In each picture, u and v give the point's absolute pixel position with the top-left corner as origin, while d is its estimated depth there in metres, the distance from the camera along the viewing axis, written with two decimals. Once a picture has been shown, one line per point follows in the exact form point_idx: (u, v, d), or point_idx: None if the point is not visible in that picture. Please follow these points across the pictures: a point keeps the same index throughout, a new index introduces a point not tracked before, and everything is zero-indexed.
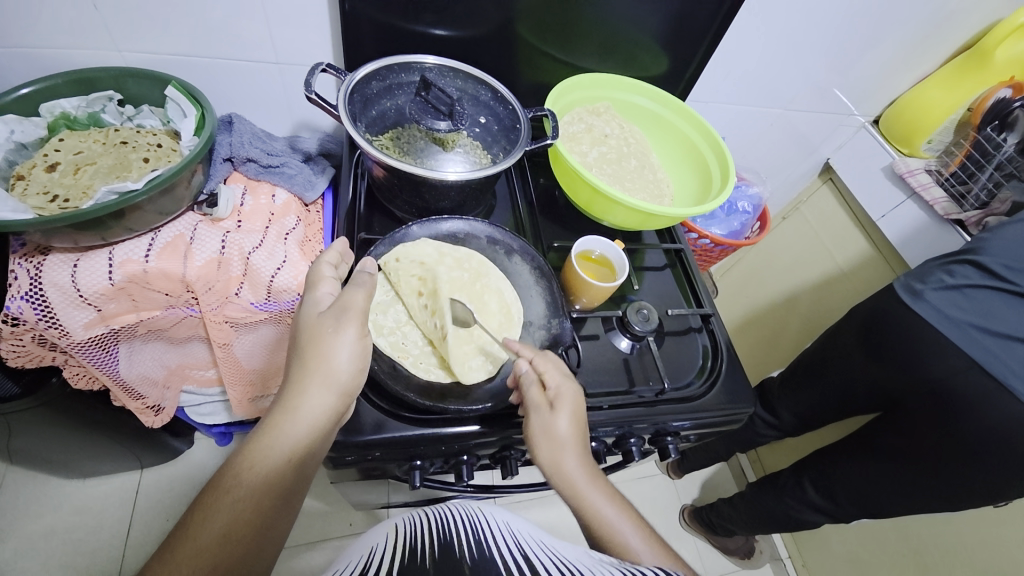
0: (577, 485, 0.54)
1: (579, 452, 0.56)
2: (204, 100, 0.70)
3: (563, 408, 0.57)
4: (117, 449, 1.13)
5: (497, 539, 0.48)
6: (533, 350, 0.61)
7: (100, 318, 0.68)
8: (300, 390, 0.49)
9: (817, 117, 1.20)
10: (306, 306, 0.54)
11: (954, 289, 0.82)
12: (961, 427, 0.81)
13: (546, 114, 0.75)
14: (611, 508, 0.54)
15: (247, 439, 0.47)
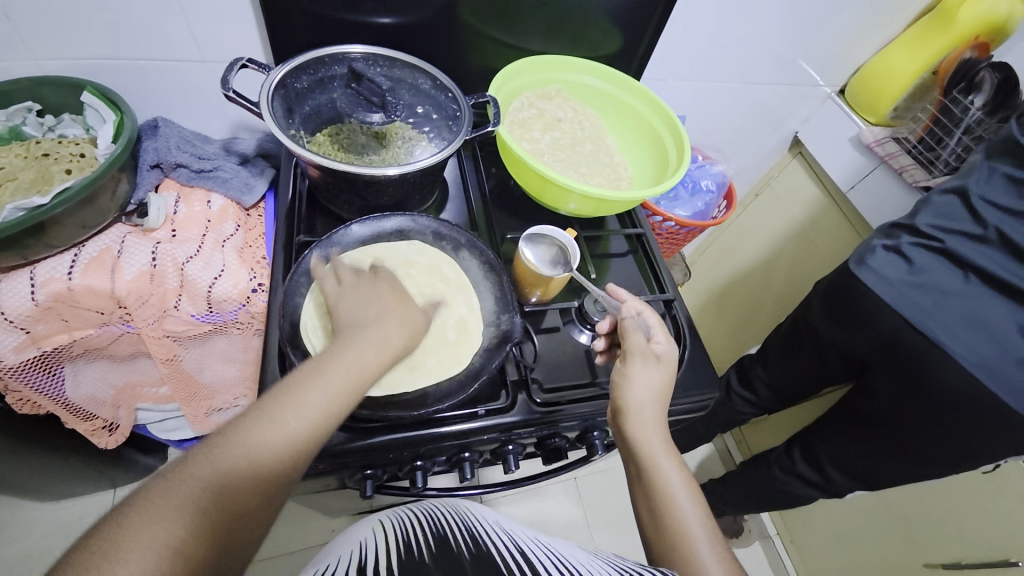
0: (654, 449, 0.56)
1: (660, 417, 0.58)
2: (122, 104, 0.67)
3: (661, 366, 0.60)
4: (82, 471, 1.10)
5: (493, 534, 0.46)
6: (638, 303, 0.67)
7: (30, 341, 0.65)
8: (312, 381, 0.44)
9: (781, 88, 1.17)
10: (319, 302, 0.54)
11: (895, 253, 0.81)
12: (926, 390, 0.78)
13: (488, 100, 0.71)
14: (680, 480, 0.55)
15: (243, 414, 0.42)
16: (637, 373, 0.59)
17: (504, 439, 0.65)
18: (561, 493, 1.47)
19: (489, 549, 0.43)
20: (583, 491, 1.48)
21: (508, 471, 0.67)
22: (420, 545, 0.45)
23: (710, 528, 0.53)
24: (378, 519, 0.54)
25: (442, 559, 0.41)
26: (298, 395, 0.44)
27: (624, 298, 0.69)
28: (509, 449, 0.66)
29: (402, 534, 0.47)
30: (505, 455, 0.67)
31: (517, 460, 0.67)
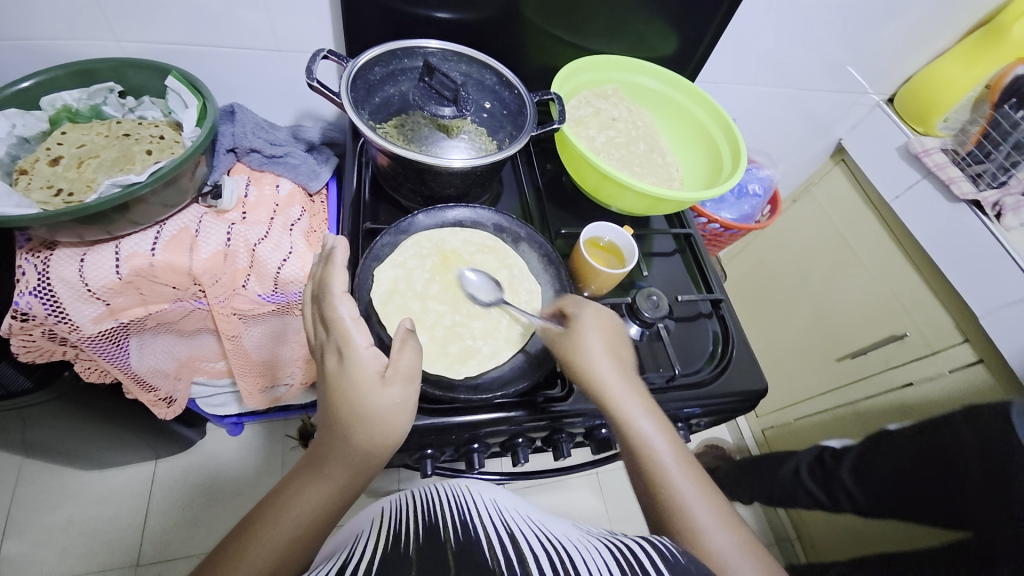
0: (612, 394, 0.54)
1: (614, 363, 0.56)
2: (205, 90, 0.69)
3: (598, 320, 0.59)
4: (130, 440, 1.14)
5: (485, 520, 0.46)
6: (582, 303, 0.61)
7: (109, 312, 0.68)
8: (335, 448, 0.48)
9: (829, 96, 1.18)
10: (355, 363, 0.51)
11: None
12: None
13: (553, 98, 0.73)
14: (647, 422, 0.53)
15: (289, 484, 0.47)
16: (587, 334, 0.58)
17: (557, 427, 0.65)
18: (582, 487, 1.49)
19: (478, 536, 0.42)
20: (605, 487, 1.49)
21: (558, 457, 0.68)
22: (409, 536, 0.43)
23: (682, 461, 0.51)
24: (378, 509, 0.53)
25: (425, 551, 0.39)
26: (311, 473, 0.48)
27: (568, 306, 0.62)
28: (560, 437, 0.67)
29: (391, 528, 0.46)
30: (557, 441, 0.68)
31: (568, 447, 0.69)
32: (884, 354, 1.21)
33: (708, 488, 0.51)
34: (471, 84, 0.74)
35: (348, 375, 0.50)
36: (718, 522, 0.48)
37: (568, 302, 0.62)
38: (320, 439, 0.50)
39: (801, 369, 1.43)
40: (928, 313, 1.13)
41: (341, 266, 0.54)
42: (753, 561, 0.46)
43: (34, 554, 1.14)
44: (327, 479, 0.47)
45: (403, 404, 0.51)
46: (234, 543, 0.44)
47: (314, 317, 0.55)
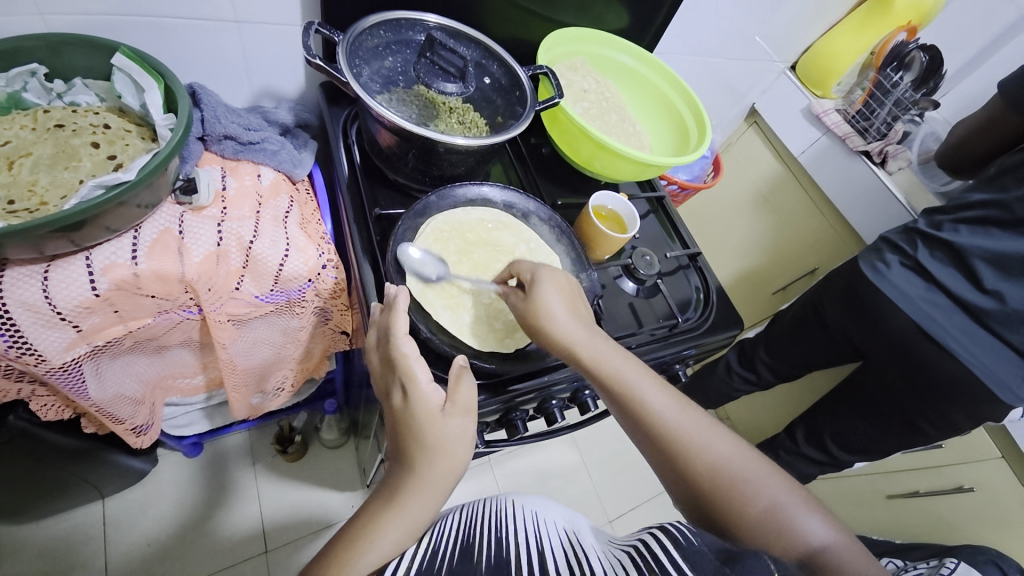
0: (620, 376, 0.54)
1: (610, 346, 0.56)
2: (166, 70, 0.60)
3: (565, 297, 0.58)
4: (75, 483, 0.99)
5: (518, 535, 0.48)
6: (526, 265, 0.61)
7: (81, 337, 0.59)
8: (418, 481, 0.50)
9: (747, 65, 1.33)
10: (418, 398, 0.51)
11: (911, 270, 0.95)
12: (932, 375, 0.95)
13: (545, 72, 0.75)
14: (659, 398, 0.53)
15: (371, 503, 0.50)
16: (548, 294, 0.58)
17: (578, 386, 0.70)
18: (559, 443, 1.59)
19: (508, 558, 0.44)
20: (579, 440, 1.61)
21: (586, 411, 0.74)
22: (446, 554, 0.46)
23: (703, 427, 0.52)
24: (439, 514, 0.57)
25: None
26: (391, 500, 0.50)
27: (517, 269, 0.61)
28: (585, 394, 0.73)
29: (429, 561, 0.46)
30: (583, 399, 0.73)
31: (592, 401, 0.74)
32: (800, 287, 1.43)
33: (691, 408, 0.54)
34: (478, 69, 0.74)
35: (414, 414, 0.51)
36: (713, 436, 0.52)
37: (522, 268, 0.61)
38: (394, 470, 0.52)
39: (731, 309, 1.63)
40: (832, 249, 1.36)
41: (402, 311, 0.54)
42: (754, 463, 0.51)
43: None
44: (411, 506, 0.49)
45: (464, 435, 0.52)
46: (325, 558, 0.47)
47: (376, 356, 0.56)
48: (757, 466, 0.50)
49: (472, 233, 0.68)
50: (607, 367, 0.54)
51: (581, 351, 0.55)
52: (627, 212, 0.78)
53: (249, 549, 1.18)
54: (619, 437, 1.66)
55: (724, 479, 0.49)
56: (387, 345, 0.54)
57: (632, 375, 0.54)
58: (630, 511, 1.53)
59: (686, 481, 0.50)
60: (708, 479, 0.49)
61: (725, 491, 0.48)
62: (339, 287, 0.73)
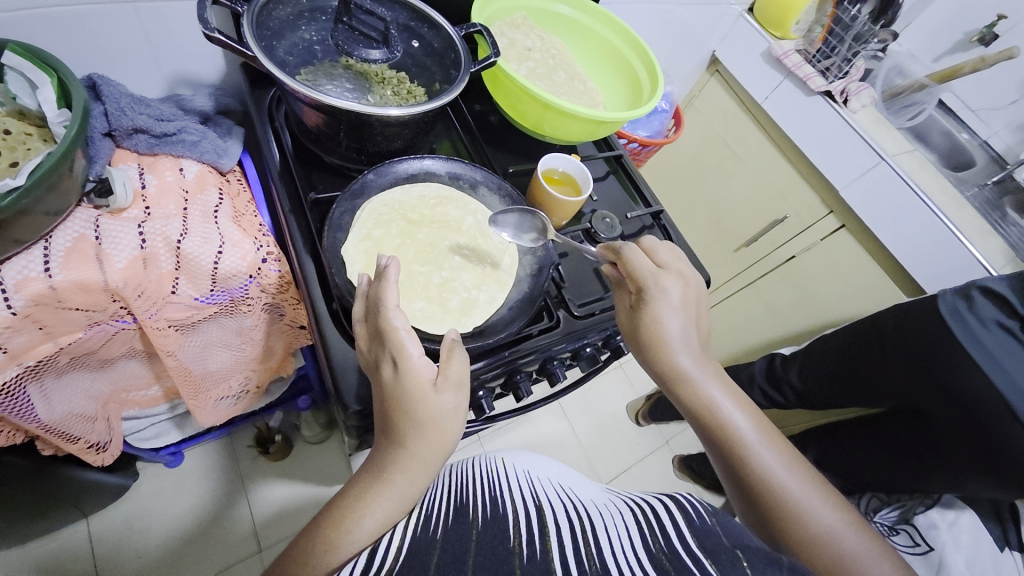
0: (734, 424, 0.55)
1: (727, 389, 0.57)
2: (57, 63, 0.54)
3: (684, 315, 0.58)
4: (51, 507, 0.96)
5: (517, 493, 0.49)
6: (653, 269, 0.60)
7: (10, 359, 0.55)
8: (408, 454, 0.48)
9: (701, 11, 1.28)
10: (405, 374, 0.50)
11: (997, 323, 0.90)
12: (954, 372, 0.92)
13: (479, 29, 0.69)
14: (768, 452, 0.54)
15: (361, 479, 0.48)
16: (665, 312, 0.57)
17: (546, 356, 0.68)
18: (548, 414, 1.60)
19: (505, 512, 0.46)
20: (567, 409, 1.62)
21: (555, 382, 0.72)
22: (440, 512, 0.47)
23: (809, 488, 0.53)
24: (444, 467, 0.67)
25: (451, 530, 0.43)
26: (382, 477, 0.48)
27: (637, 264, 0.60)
28: (554, 364, 0.70)
29: (423, 523, 0.45)
30: (551, 369, 0.71)
31: (561, 371, 0.72)
32: (772, 236, 1.42)
33: (800, 465, 0.54)
34: (399, 32, 0.69)
35: (402, 385, 0.50)
36: (821, 502, 0.52)
37: (640, 276, 0.59)
38: (377, 446, 0.50)
39: (709, 265, 1.63)
40: (800, 195, 1.34)
41: (394, 281, 0.52)
42: (858, 536, 0.50)
43: None
44: (401, 479, 0.48)
45: (455, 410, 0.52)
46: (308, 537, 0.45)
47: (364, 328, 0.53)
48: (862, 541, 0.50)
49: (420, 211, 0.64)
50: (714, 410, 0.55)
51: (691, 389, 0.56)
52: (579, 171, 0.74)
53: (242, 550, 1.17)
54: (607, 403, 1.68)
55: (828, 545, 0.49)
56: (376, 316, 0.52)
57: (741, 421, 0.55)
58: (623, 473, 1.55)
59: (782, 537, 0.50)
60: (814, 544, 0.49)
61: (831, 561, 0.48)
62: (285, 281, 0.69)
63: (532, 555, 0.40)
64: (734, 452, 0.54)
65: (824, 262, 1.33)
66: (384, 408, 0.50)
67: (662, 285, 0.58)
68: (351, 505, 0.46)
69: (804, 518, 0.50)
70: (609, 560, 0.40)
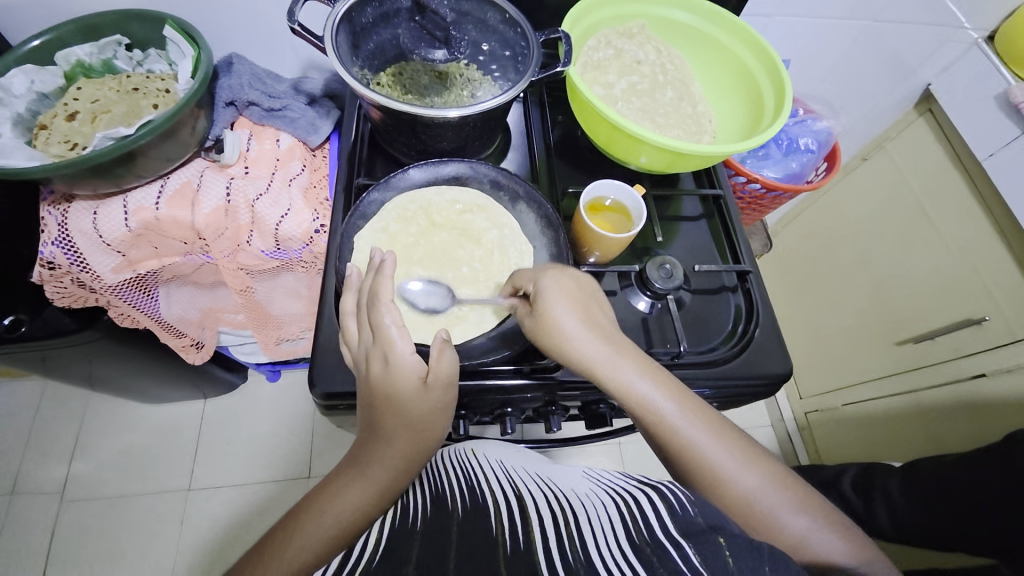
0: (659, 408, 0.51)
1: (640, 365, 0.52)
2: (199, 39, 0.68)
3: (588, 297, 0.54)
4: (177, 382, 1.24)
5: (489, 480, 0.53)
6: (537, 271, 0.55)
7: (126, 263, 0.72)
8: (386, 445, 0.51)
9: (914, 31, 0.98)
10: (389, 369, 0.50)
11: None
12: None
13: (560, 36, 0.64)
14: (692, 426, 0.51)
15: (342, 471, 0.52)
16: (559, 305, 0.52)
17: (546, 400, 0.61)
18: (603, 457, 1.44)
19: (483, 500, 0.50)
20: (626, 458, 1.45)
21: (549, 431, 0.65)
22: (421, 505, 0.51)
23: (731, 449, 0.51)
24: None
25: (436, 519, 0.48)
26: (361, 471, 0.50)
27: (531, 276, 0.56)
28: (552, 410, 0.63)
29: (402, 517, 0.50)
30: (549, 415, 0.64)
31: (560, 421, 0.64)
32: (957, 338, 1.06)
33: (723, 428, 0.52)
34: (460, 23, 0.68)
35: (393, 380, 0.50)
36: (742, 464, 0.51)
37: (523, 279, 0.56)
38: (363, 441, 0.52)
39: (853, 349, 1.29)
40: (1014, 297, 0.97)
41: (390, 277, 0.52)
42: (777, 485, 0.50)
43: (101, 473, 1.30)
44: (377, 470, 0.50)
45: (444, 408, 0.52)
46: (283, 531, 0.49)
47: (358, 324, 0.53)
48: (780, 491, 0.50)
49: (445, 216, 0.66)
50: (630, 392, 0.51)
51: (608, 372, 0.51)
52: (633, 204, 0.66)
53: (295, 470, 1.35)
54: None
55: (745, 499, 0.49)
56: (370, 313, 0.51)
57: (659, 399, 0.51)
58: None
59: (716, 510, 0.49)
60: (733, 505, 0.49)
61: (750, 517, 0.49)
62: None
63: (516, 546, 0.43)
64: (650, 431, 0.51)
65: (1018, 395, 0.96)
66: (366, 399, 0.52)
67: (554, 278, 0.54)
68: (329, 499, 0.50)
69: (728, 485, 0.49)
70: (595, 556, 0.41)
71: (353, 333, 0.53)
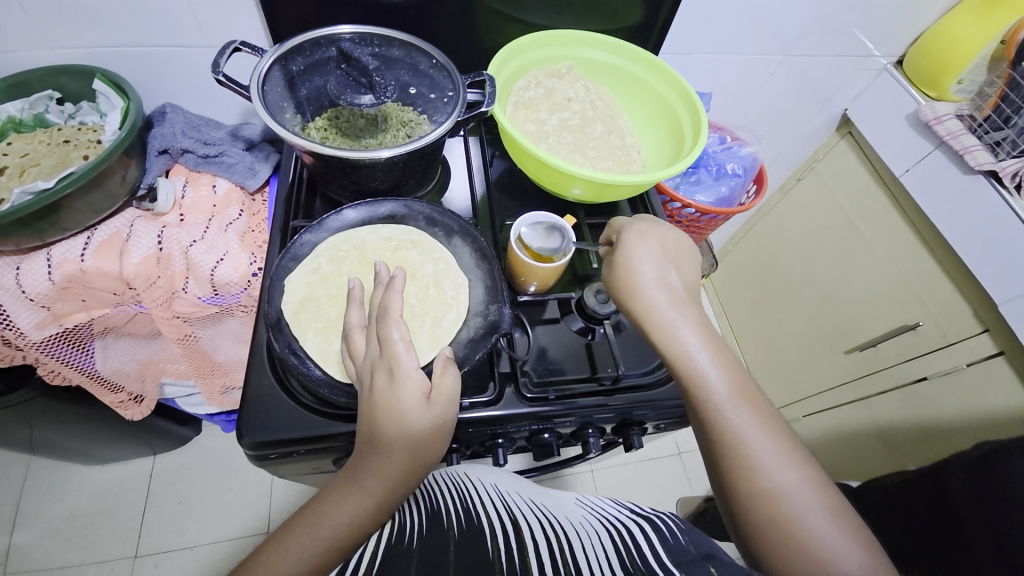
0: (704, 374, 0.51)
1: (703, 335, 0.53)
2: (129, 91, 0.70)
3: (668, 262, 0.57)
4: (121, 440, 1.17)
5: (487, 503, 0.54)
6: (641, 224, 0.60)
7: (52, 318, 0.70)
8: (386, 457, 0.48)
9: (829, 61, 1.06)
10: (395, 382, 0.49)
11: None
12: None
13: (485, 79, 0.68)
14: (735, 406, 0.49)
15: (337, 480, 0.49)
16: (644, 255, 0.57)
17: (491, 432, 0.63)
18: (576, 487, 1.39)
19: (478, 522, 0.50)
20: (599, 486, 1.41)
21: (497, 464, 0.64)
22: (415, 528, 0.52)
23: (773, 443, 0.47)
24: None
25: (429, 540, 0.48)
26: (354, 486, 0.47)
27: (627, 228, 0.60)
28: (500, 444, 0.63)
29: (395, 536, 0.50)
30: (495, 448, 0.64)
31: (507, 454, 0.64)
32: (895, 344, 1.10)
33: (772, 422, 0.49)
34: (390, 68, 0.71)
35: (397, 393, 0.49)
36: (784, 460, 0.47)
37: (614, 229, 0.62)
38: (361, 453, 0.49)
39: (809, 360, 1.32)
40: (943, 299, 1.02)
41: (399, 294, 0.54)
42: (817, 495, 0.45)
43: (38, 545, 1.20)
44: (376, 484, 0.47)
45: (445, 424, 0.50)
46: (268, 547, 0.45)
47: (366, 338, 0.54)
48: (821, 500, 0.45)
49: (381, 252, 0.65)
50: (684, 358, 0.52)
51: (664, 332, 0.53)
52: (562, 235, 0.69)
53: (254, 525, 1.28)
54: (651, 493, 1.42)
55: (769, 489, 0.45)
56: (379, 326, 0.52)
57: (709, 370, 0.51)
58: None
59: (743, 501, 0.46)
60: (758, 498, 0.45)
61: (776, 517, 0.44)
62: None
63: (511, 568, 0.44)
64: (691, 398, 0.51)
65: (955, 393, 1.00)
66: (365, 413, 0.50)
67: (639, 234, 0.59)
68: (327, 509, 0.47)
69: (759, 475, 0.46)
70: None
71: (354, 349, 0.53)
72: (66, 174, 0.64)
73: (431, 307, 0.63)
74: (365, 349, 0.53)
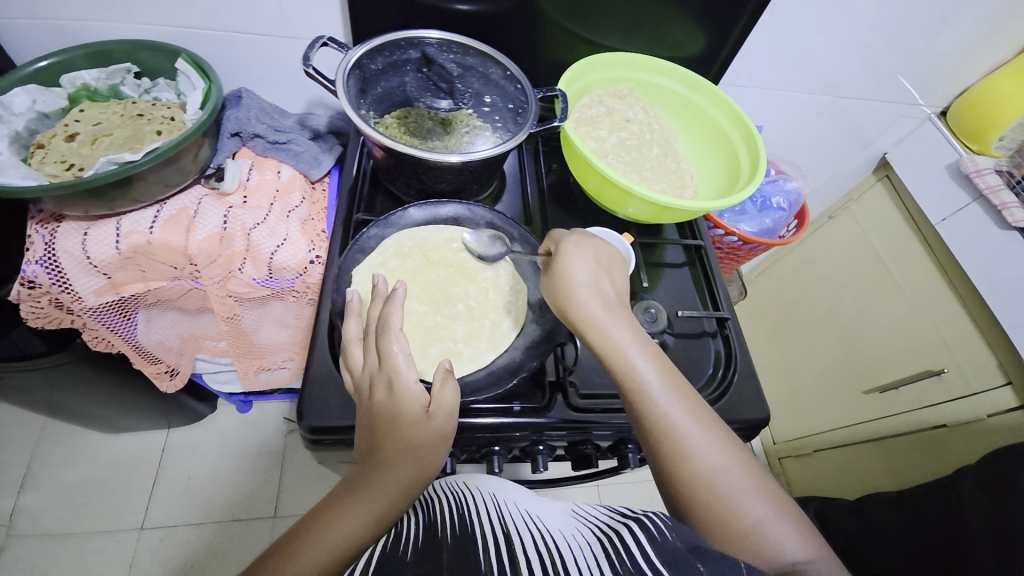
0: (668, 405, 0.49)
1: (658, 360, 0.52)
2: (212, 73, 0.71)
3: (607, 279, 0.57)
4: (140, 411, 1.18)
5: (482, 509, 0.48)
6: (592, 242, 0.59)
7: (110, 286, 0.71)
8: (386, 470, 0.48)
9: (875, 106, 1.08)
10: (397, 395, 0.49)
11: None
12: None
13: (557, 94, 0.70)
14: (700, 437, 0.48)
15: (341, 492, 0.49)
16: (581, 272, 0.56)
17: (534, 439, 0.63)
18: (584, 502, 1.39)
19: (472, 530, 0.45)
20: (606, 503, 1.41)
21: (535, 471, 0.65)
22: (411, 536, 0.47)
23: (742, 477, 0.47)
24: None
25: (422, 551, 0.43)
26: (354, 500, 0.47)
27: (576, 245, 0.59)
28: (540, 450, 0.64)
29: (391, 546, 0.45)
30: (534, 454, 0.65)
31: (546, 462, 0.65)
32: (918, 389, 1.12)
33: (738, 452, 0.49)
34: (465, 75, 0.73)
35: (393, 403, 0.49)
36: (755, 494, 0.47)
37: (553, 241, 0.61)
38: (363, 466, 0.49)
39: (827, 397, 1.33)
40: (969, 349, 1.04)
41: (400, 305, 0.53)
42: (790, 526, 0.46)
43: (47, 510, 1.21)
44: (376, 494, 0.48)
45: (445, 438, 0.51)
46: (274, 558, 0.45)
47: (363, 350, 0.54)
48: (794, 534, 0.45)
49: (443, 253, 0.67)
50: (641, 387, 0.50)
51: (623, 359, 0.52)
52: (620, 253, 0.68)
53: (261, 509, 1.28)
54: None
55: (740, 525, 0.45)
56: (378, 340, 0.52)
57: (663, 397, 0.50)
58: None
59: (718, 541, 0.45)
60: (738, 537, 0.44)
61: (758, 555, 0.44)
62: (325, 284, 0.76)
63: None
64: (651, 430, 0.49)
65: (975, 444, 1.02)
66: (365, 425, 0.51)
67: (584, 245, 0.58)
68: (329, 523, 0.46)
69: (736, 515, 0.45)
70: None
71: (354, 360, 0.53)
72: (147, 149, 0.66)
73: (490, 311, 0.65)
74: (364, 361, 0.53)
